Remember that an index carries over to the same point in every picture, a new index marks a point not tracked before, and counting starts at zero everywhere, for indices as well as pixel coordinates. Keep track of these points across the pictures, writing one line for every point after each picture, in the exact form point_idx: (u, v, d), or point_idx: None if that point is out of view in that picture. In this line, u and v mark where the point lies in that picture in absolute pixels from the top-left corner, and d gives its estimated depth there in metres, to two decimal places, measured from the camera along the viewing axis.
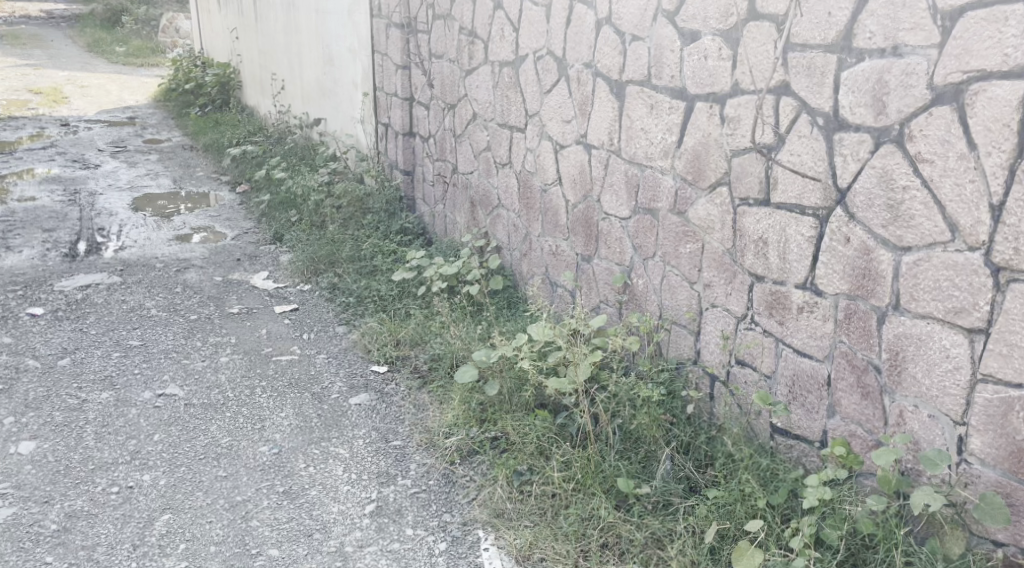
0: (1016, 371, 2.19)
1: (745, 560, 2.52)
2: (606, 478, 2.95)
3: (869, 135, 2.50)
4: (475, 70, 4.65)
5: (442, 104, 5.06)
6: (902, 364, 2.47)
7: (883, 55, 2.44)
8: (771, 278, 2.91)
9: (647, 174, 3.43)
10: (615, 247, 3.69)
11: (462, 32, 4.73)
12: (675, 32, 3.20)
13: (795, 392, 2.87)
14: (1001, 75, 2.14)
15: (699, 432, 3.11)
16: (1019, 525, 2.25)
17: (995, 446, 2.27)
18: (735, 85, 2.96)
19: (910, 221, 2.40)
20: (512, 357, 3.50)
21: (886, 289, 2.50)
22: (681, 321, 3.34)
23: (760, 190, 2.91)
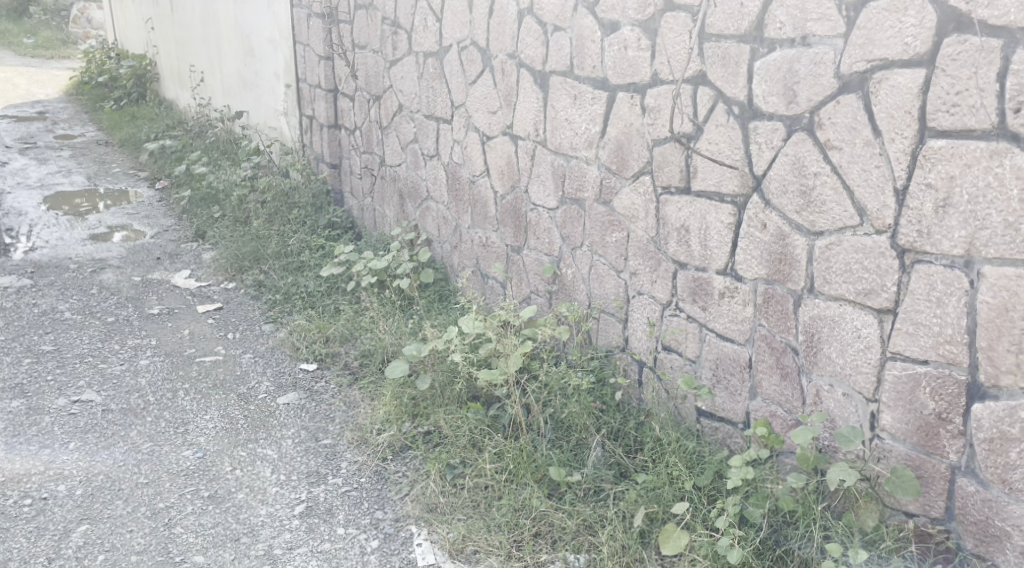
0: (922, 349, 2.27)
1: (671, 544, 2.55)
2: (538, 467, 2.98)
3: (782, 123, 2.57)
4: (400, 62, 4.62)
5: (367, 96, 5.01)
6: (817, 345, 2.56)
7: (793, 45, 2.50)
8: (693, 265, 2.97)
9: (572, 164, 3.46)
10: (543, 238, 3.72)
11: (385, 23, 4.69)
12: (596, 22, 3.23)
13: (719, 375, 2.94)
14: (902, 63, 2.21)
15: (628, 419, 3.17)
16: (928, 495, 2.32)
17: (904, 422, 2.34)
18: (654, 75, 3.00)
19: (822, 207, 2.48)
20: (443, 350, 3.49)
21: (802, 273, 2.58)
22: (609, 309, 3.38)
23: (681, 178, 2.96)
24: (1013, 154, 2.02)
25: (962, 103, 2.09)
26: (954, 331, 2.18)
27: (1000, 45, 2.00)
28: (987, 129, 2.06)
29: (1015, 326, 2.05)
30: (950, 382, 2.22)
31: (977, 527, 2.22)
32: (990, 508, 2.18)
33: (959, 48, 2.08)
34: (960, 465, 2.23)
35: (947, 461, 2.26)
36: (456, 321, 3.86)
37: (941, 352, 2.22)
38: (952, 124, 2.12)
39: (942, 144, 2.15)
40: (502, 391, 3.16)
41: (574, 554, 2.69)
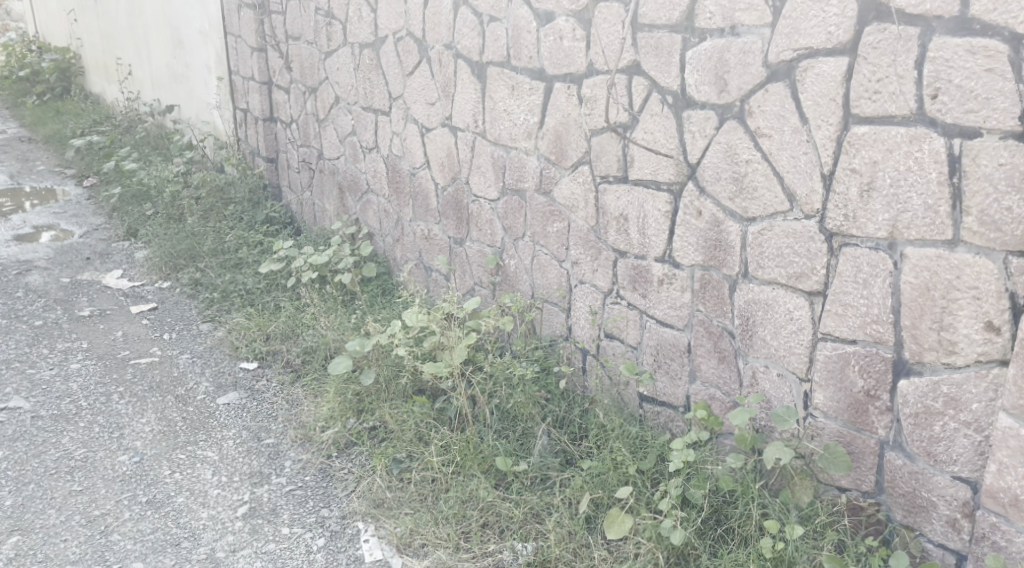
0: (850, 329, 2.34)
1: (614, 529, 2.58)
2: (485, 458, 3.00)
3: (713, 112, 2.63)
4: (335, 53, 4.58)
5: (302, 88, 4.96)
6: (752, 328, 2.62)
7: (723, 35, 2.56)
8: (633, 253, 3.01)
9: (512, 155, 3.49)
10: (485, 230, 3.74)
11: (319, 14, 4.65)
12: (531, 13, 3.26)
13: (660, 361, 2.99)
14: (826, 52, 2.28)
15: (573, 407, 3.21)
16: (859, 470, 2.39)
17: (836, 400, 2.41)
18: (590, 65, 3.03)
19: (754, 193, 2.54)
20: (387, 345, 3.47)
21: (736, 259, 2.64)
22: (553, 299, 3.42)
23: (619, 168, 3.00)
24: (931, 139, 2.09)
25: (883, 91, 2.16)
26: (880, 311, 2.26)
27: (918, 33, 2.07)
28: (906, 115, 2.12)
29: (935, 304, 2.13)
30: (877, 359, 2.29)
31: (905, 499, 2.29)
32: (917, 480, 2.25)
33: (880, 36, 2.15)
34: (888, 440, 2.31)
35: (875, 436, 2.34)
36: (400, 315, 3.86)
37: (868, 332, 2.30)
38: (875, 110, 2.19)
39: (865, 130, 2.22)
40: (448, 384, 3.16)
41: (522, 542, 2.70)
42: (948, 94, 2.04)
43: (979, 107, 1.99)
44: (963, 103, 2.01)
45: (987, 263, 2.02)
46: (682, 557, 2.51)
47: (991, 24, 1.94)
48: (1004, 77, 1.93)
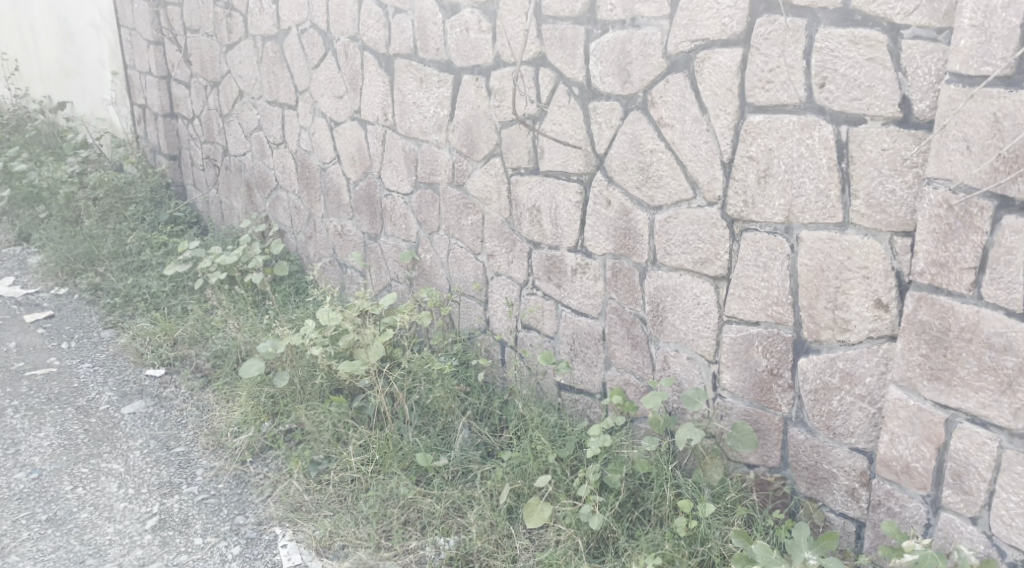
0: (753, 311, 2.43)
1: (535, 517, 2.60)
2: (405, 454, 3.00)
3: (618, 103, 2.68)
4: (236, 46, 4.50)
5: (204, 83, 4.85)
6: (662, 314, 2.69)
7: (624, 26, 2.61)
8: (546, 244, 3.05)
9: (423, 148, 3.48)
10: (399, 224, 3.73)
11: (218, 6, 4.55)
12: (436, 5, 3.26)
13: (576, 349, 3.04)
14: (721, 43, 2.35)
15: (493, 398, 3.23)
16: (765, 447, 2.48)
17: (742, 380, 2.50)
18: (497, 56, 3.06)
19: (659, 181, 2.60)
20: (300, 346, 3.42)
21: (645, 246, 2.70)
22: (469, 292, 3.44)
23: (529, 159, 3.03)
24: (821, 127, 2.17)
25: (775, 80, 2.24)
26: (780, 293, 2.35)
27: (805, 24, 2.15)
28: (797, 103, 2.21)
29: (830, 285, 2.22)
30: (779, 340, 2.38)
31: (808, 472, 2.39)
32: (818, 453, 2.35)
33: (771, 27, 2.22)
34: (791, 416, 2.40)
35: (780, 413, 2.43)
36: (313, 314, 3.83)
37: (770, 314, 2.39)
38: (769, 99, 2.26)
39: (760, 118, 2.30)
40: (365, 382, 3.13)
41: (444, 537, 2.71)
42: (835, 82, 2.12)
43: (864, 95, 2.07)
44: (848, 91, 2.10)
45: (875, 244, 2.12)
46: (601, 541, 2.56)
47: (870, 15, 2.03)
48: (885, 65, 2.02)
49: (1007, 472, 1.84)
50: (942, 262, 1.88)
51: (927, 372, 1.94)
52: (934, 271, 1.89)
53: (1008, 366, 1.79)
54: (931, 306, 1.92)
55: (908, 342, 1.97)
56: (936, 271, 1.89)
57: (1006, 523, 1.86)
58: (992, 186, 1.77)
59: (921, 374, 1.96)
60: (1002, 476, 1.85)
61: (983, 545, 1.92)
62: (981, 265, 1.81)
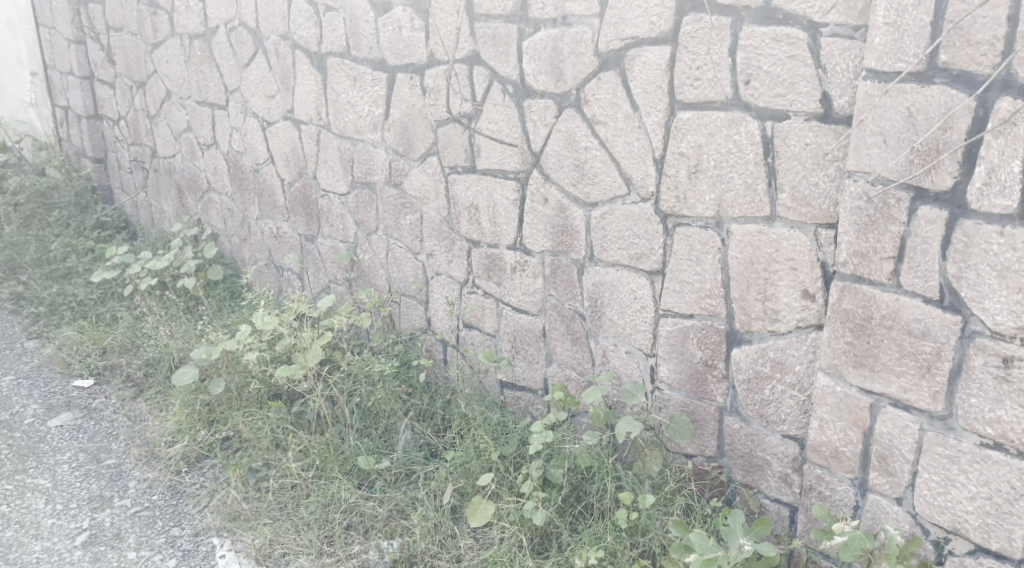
0: (688, 304, 2.47)
1: (478, 516, 2.61)
2: (347, 458, 2.99)
3: (552, 101, 2.70)
4: (162, 45, 4.41)
5: (129, 83, 4.75)
6: (600, 309, 2.72)
7: (555, 25, 2.63)
8: (485, 243, 3.06)
9: (358, 147, 3.47)
10: (336, 225, 3.70)
11: (143, 4, 4.45)
12: (368, 3, 3.25)
13: (517, 347, 3.06)
14: (650, 41, 2.38)
15: (436, 399, 3.22)
16: (703, 436, 2.53)
17: (679, 372, 2.54)
18: (430, 55, 3.06)
19: (594, 178, 2.64)
20: (235, 352, 3.37)
21: (582, 243, 2.73)
22: (410, 292, 3.44)
23: (466, 158, 3.04)
24: (747, 123, 2.22)
25: (703, 77, 2.28)
26: (712, 286, 2.40)
27: (729, 23, 2.20)
28: (724, 100, 2.25)
29: (760, 277, 2.28)
30: (713, 332, 2.44)
31: (743, 460, 2.44)
32: (753, 441, 2.41)
33: (697, 26, 2.26)
34: (726, 406, 2.46)
35: (715, 403, 2.48)
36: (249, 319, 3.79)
37: (704, 306, 2.44)
38: (697, 96, 2.31)
39: (689, 115, 2.34)
40: (304, 386, 3.09)
41: (389, 539, 2.70)
42: (759, 79, 2.17)
43: (786, 91, 2.13)
44: (771, 88, 2.15)
45: (801, 236, 2.18)
46: (545, 536, 2.58)
47: (791, 14, 2.08)
48: (806, 62, 2.08)
49: (928, 452, 1.91)
50: (863, 252, 1.94)
51: (852, 358, 2.01)
52: (857, 261, 1.96)
53: (927, 351, 1.86)
54: (854, 295, 1.98)
55: (834, 330, 2.03)
56: (859, 261, 1.95)
57: (930, 502, 1.93)
58: (908, 178, 1.84)
59: (846, 360, 2.02)
60: (924, 457, 1.92)
61: (908, 524, 1.99)
62: (900, 255, 1.88)
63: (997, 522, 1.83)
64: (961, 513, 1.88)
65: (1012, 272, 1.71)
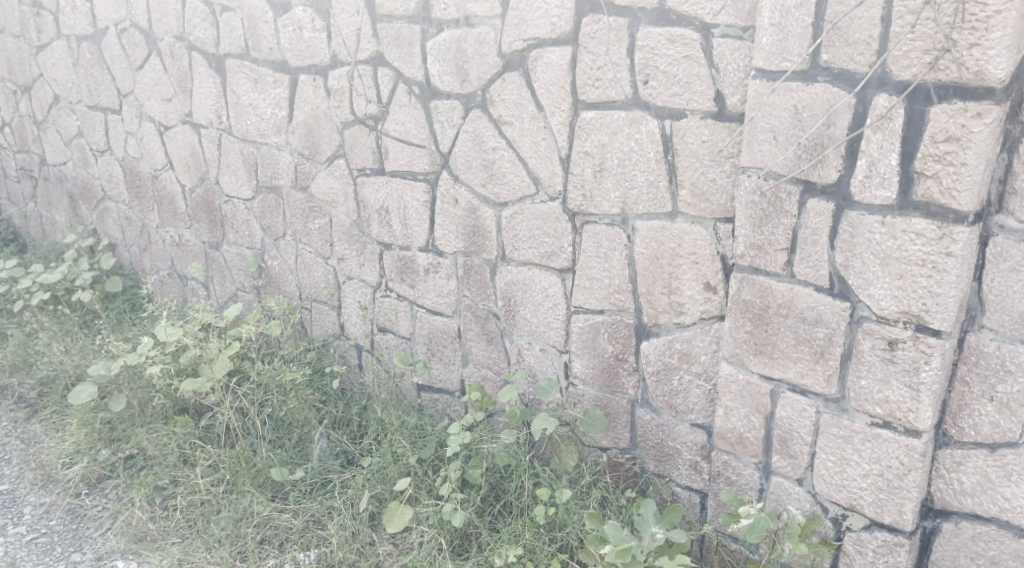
0: (597, 301, 2.52)
1: (396, 521, 2.60)
2: (259, 470, 2.94)
3: (458, 101, 2.72)
4: (48, 47, 4.26)
5: (13, 88, 4.57)
6: (514, 308, 2.75)
7: (458, 25, 2.65)
8: (397, 245, 3.05)
9: (262, 151, 3.42)
10: (241, 232, 3.64)
11: (26, 3, 4.28)
12: (267, 4, 3.20)
13: (433, 349, 3.07)
14: (551, 42, 2.42)
15: (351, 405, 3.20)
16: (616, 429, 2.58)
17: (592, 367, 2.59)
18: (333, 56, 3.04)
19: (503, 178, 2.66)
20: (137, 367, 3.28)
21: (494, 243, 2.76)
22: (321, 297, 3.41)
23: (374, 160, 3.03)
24: (647, 121, 2.28)
25: (604, 77, 2.33)
26: (620, 281, 2.45)
27: (627, 24, 2.25)
28: (624, 100, 2.31)
29: (665, 271, 2.34)
30: (622, 326, 2.49)
31: (655, 450, 2.51)
32: (664, 431, 2.47)
33: (595, 26, 2.31)
34: (638, 398, 2.52)
35: (627, 396, 2.54)
36: (149, 332, 3.69)
37: (613, 302, 2.49)
38: (599, 96, 2.35)
39: (592, 115, 2.38)
40: (213, 399, 3.03)
41: (304, 551, 2.67)
42: (657, 79, 2.23)
43: (683, 90, 2.19)
44: (669, 87, 2.21)
45: (701, 231, 2.25)
46: (465, 537, 2.60)
47: (684, 15, 2.15)
48: (700, 62, 2.15)
49: (825, 434, 2.00)
50: (759, 245, 2.02)
51: (752, 347, 2.09)
52: (753, 253, 2.03)
53: (820, 337, 1.95)
54: (752, 286, 2.06)
55: (735, 321, 2.11)
56: (756, 253, 2.03)
57: (828, 482, 2.03)
58: (797, 172, 1.92)
59: (747, 349, 2.10)
60: (821, 438, 2.01)
61: (809, 503, 2.09)
62: (792, 246, 1.96)
63: (889, 497, 1.94)
64: (856, 490, 1.98)
65: (894, 259, 1.80)
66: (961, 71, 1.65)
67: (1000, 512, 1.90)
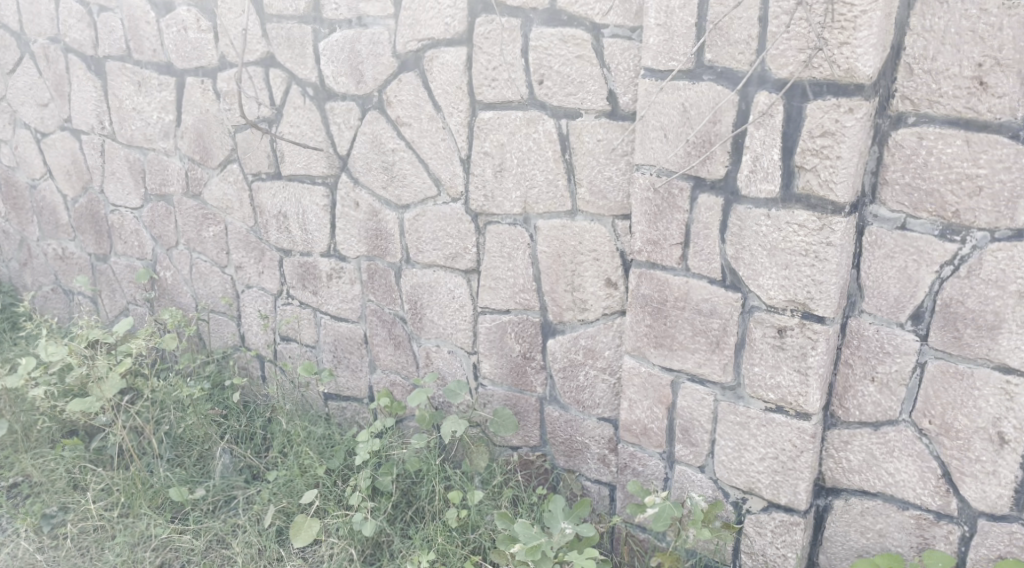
0: (503, 301, 2.54)
1: (302, 535, 2.55)
2: (156, 492, 2.85)
3: (355, 103, 2.69)
4: None
5: None
6: (420, 311, 2.74)
7: (351, 26, 2.62)
8: (298, 251, 3.01)
9: (149, 157, 3.32)
10: (130, 242, 3.53)
11: None
12: (148, 4, 3.10)
13: (339, 356, 3.03)
14: (446, 42, 2.43)
15: (254, 418, 3.13)
16: (526, 427, 2.61)
17: (500, 367, 2.61)
18: (221, 57, 2.98)
19: (404, 180, 2.66)
20: (21, 392, 3.17)
21: (396, 246, 2.74)
22: (219, 308, 3.33)
23: (270, 164, 2.97)
24: (543, 121, 2.31)
25: (499, 77, 2.34)
26: (525, 281, 2.48)
27: (519, 24, 2.27)
28: (520, 100, 2.33)
29: (567, 269, 2.37)
30: (528, 325, 2.51)
31: (564, 446, 2.54)
32: (572, 427, 2.50)
33: (488, 27, 2.32)
34: (546, 396, 2.55)
35: (536, 394, 2.57)
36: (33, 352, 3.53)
37: (519, 301, 2.51)
38: (495, 96, 2.37)
39: (490, 115, 2.40)
40: (104, 420, 2.91)
41: None
42: (551, 79, 2.26)
43: (576, 90, 2.23)
44: (563, 87, 2.24)
45: (600, 228, 2.30)
46: (375, 546, 2.58)
47: (574, 16, 2.18)
48: (591, 62, 2.19)
49: (724, 421, 2.07)
50: (655, 240, 2.07)
51: (652, 340, 2.14)
52: (650, 249, 2.08)
53: (715, 327, 2.01)
54: (650, 280, 2.10)
55: (635, 315, 2.15)
56: (652, 249, 2.08)
57: (727, 467, 2.10)
58: (686, 169, 1.98)
59: (647, 342, 2.15)
60: (720, 426, 2.08)
61: (711, 489, 2.16)
62: (686, 241, 2.02)
63: (784, 478, 2.02)
64: (754, 474, 2.05)
65: (779, 250, 1.87)
66: (833, 68, 1.72)
67: (885, 487, 2.00)
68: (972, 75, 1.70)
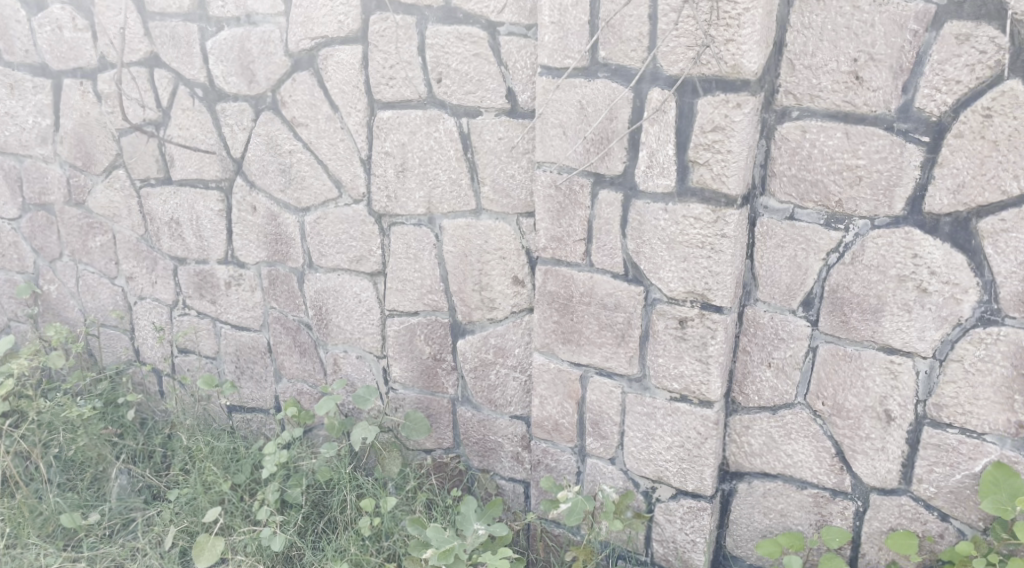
0: (411, 302, 2.50)
1: (206, 555, 2.44)
2: (46, 519, 2.68)
3: (247, 103, 2.60)
4: None
5: None
6: (325, 317, 2.68)
7: (239, 24, 2.54)
8: (193, 259, 2.89)
9: (26, 164, 3.12)
10: (9, 255, 3.30)
11: None
12: (17, 2, 2.92)
13: (241, 366, 2.93)
14: (340, 41, 2.37)
15: (153, 436, 3.00)
16: (439, 430, 2.58)
17: (409, 370, 2.57)
18: (101, 58, 2.83)
19: (303, 183, 2.58)
20: None
21: (298, 250, 2.67)
22: (109, 321, 3.17)
23: (159, 169, 2.84)
24: (444, 120, 2.29)
25: (397, 76, 2.31)
26: (432, 281, 2.45)
27: (414, 22, 2.25)
28: (419, 99, 2.30)
29: (473, 268, 2.36)
30: (437, 326, 2.49)
31: (477, 445, 2.53)
32: (484, 427, 2.50)
33: (383, 25, 2.29)
34: (457, 397, 2.53)
35: (447, 395, 2.54)
36: None
37: (426, 302, 2.48)
38: (393, 95, 2.33)
39: (389, 114, 2.36)
40: None
41: None
42: (450, 78, 2.24)
43: (475, 88, 2.22)
44: (462, 85, 2.23)
45: (505, 227, 2.29)
46: (285, 561, 2.49)
47: (471, 14, 2.17)
48: (489, 60, 2.18)
49: (631, 412, 2.10)
50: (559, 237, 2.08)
51: (560, 336, 2.15)
52: (554, 246, 2.10)
53: (620, 321, 2.04)
54: (556, 277, 2.12)
55: (542, 312, 2.16)
56: (557, 245, 2.09)
57: (636, 458, 2.13)
58: (586, 165, 2.00)
59: (555, 338, 2.16)
60: (628, 417, 2.11)
61: (621, 481, 2.19)
62: (589, 236, 2.04)
63: (691, 466, 2.06)
64: (661, 463, 2.09)
65: (678, 244, 1.91)
66: (720, 64, 1.77)
67: (785, 468, 2.08)
68: (849, 70, 1.78)
